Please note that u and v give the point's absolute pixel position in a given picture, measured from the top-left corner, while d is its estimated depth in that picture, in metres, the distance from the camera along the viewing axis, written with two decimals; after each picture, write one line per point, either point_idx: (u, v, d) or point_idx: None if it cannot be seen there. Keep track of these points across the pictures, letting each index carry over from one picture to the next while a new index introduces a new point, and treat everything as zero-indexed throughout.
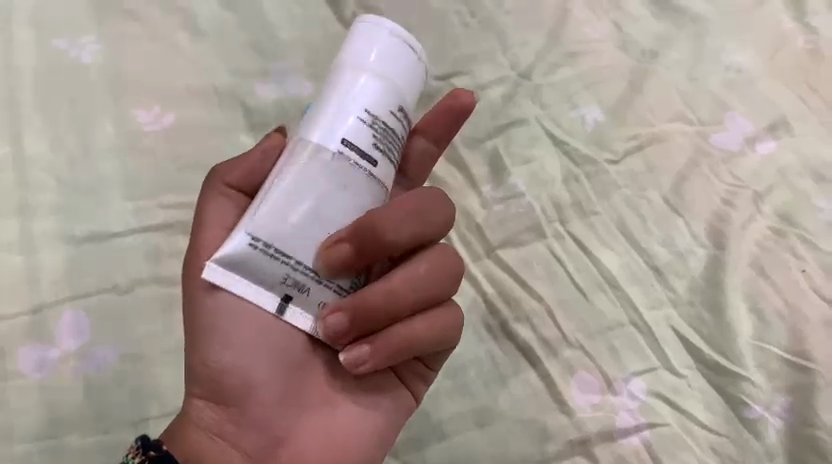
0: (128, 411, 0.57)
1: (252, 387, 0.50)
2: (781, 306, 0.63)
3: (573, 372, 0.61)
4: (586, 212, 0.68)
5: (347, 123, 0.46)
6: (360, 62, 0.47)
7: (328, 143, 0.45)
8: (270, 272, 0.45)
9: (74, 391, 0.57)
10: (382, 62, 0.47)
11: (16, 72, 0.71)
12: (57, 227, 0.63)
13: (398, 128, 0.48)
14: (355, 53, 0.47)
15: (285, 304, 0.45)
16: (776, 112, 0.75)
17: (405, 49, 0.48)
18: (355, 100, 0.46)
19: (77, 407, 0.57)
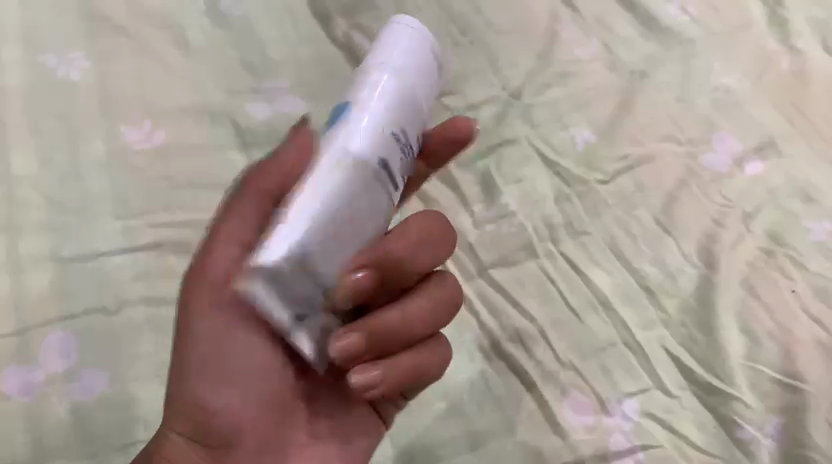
0: (115, 435, 0.56)
1: (239, 428, 0.50)
2: (771, 327, 0.63)
3: (566, 392, 0.60)
4: (577, 231, 0.68)
5: (387, 132, 0.42)
6: (394, 64, 0.44)
7: (369, 152, 0.41)
8: (294, 290, 0.40)
9: (60, 415, 0.56)
10: (414, 70, 0.45)
11: (4, 89, 0.70)
12: (45, 246, 0.62)
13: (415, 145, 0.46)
14: (388, 53, 0.44)
15: (298, 326, 0.41)
16: (762, 132, 0.75)
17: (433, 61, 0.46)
18: (394, 106, 0.43)
19: (64, 431, 0.55)
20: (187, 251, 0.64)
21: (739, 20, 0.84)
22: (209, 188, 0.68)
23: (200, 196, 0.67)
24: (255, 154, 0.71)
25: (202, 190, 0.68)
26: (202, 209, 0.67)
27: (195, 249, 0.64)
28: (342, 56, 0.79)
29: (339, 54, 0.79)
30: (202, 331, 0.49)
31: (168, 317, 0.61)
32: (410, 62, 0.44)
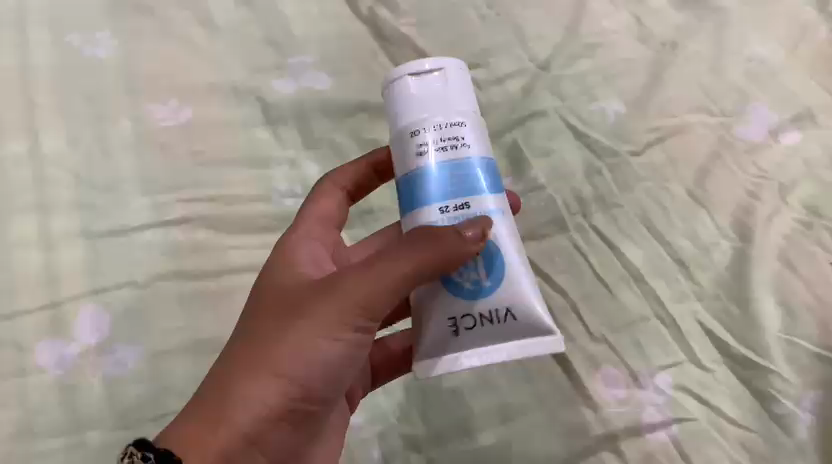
0: (147, 406, 0.56)
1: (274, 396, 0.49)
2: (809, 300, 0.62)
3: (598, 366, 0.60)
4: (608, 205, 0.67)
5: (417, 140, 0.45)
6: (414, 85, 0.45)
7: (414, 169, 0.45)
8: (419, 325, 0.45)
9: (94, 387, 0.56)
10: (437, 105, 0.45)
11: (32, 69, 0.71)
12: (76, 222, 0.63)
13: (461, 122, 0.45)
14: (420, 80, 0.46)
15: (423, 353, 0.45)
16: (798, 102, 0.73)
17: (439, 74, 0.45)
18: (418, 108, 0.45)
19: (98, 404, 0.56)
20: (215, 227, 0.64)
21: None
22: (236, 163, 0.68)
23: (227, 171, 0.67)
24: (282, 130, 0.71)
25: (228, 166, 0.68)
26: (230, 185, 0.67)
27: (223, 224, 0.64)
28: (366, 32, 0.78)
29: (364, 30, 0.78)
30: (317, 329, 0.45)
31: (198, 292, 0.61)
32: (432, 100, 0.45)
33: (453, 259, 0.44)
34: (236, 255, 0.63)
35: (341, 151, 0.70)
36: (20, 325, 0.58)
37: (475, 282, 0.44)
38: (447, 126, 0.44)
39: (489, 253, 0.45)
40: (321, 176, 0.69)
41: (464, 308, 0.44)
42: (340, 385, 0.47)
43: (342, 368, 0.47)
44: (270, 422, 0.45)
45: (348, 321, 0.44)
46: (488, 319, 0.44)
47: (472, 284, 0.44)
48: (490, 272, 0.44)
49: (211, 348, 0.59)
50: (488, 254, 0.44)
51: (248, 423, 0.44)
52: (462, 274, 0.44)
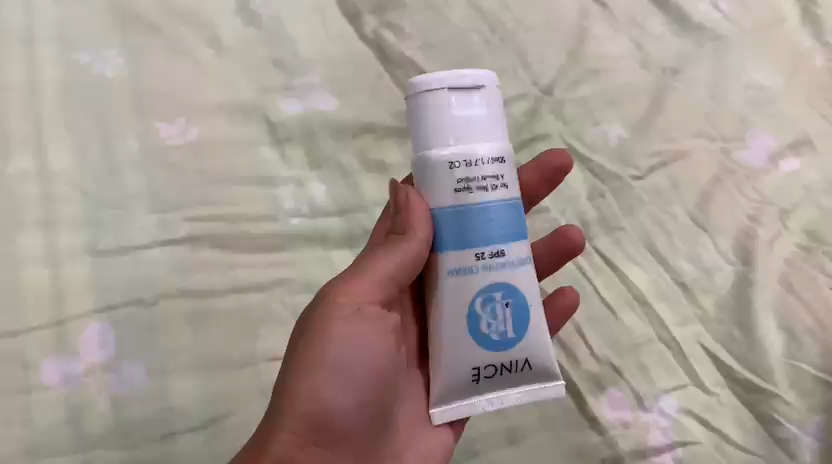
0: (153, 425, 0.56)
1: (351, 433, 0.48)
2: (811, 324, 0.62)
3: (603, 389, 0.60)
4: (612, 228, 0.68)
5: (446, 159, 0.47)
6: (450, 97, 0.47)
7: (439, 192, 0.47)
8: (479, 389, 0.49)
9: (100, 405, 0.56)
10: (458, 124, 0.47)
11: (39, 86, 0.71)
12: (82, 240, 0.63)
13: (487, 150, 0.47)
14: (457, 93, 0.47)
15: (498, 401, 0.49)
16: (797, 129, 0.75)
17: (470, 94, 0.47)
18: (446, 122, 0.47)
19: (105, 423, 0.55)
20: (222, 246, 0.64)
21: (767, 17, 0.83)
22: (242, 182, 0.68)
23: (233, 190, 0.67)
24: (288, 149, 0.71)
25: (235, 184, 0.68)
26: (236, 204, 0.67)
27: (230, 244, 0.64)
28: (371, 53, 0.79)
29: (368, 51, 0.79)
30: (319, 338, 0.48)
31: (204, 310, 0.61)
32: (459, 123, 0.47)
33: (488, 308, 0.48)
34: (243, 273, 0.63)
35: (347, 171, 0.71)
36: (24, 343, 0.57)
37: (501, 333, 0.48)
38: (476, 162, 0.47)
39: (516, 301, 0.48)
40: (327, 196, 0.69)
41: (487, 358, 0.48)
42: (363, 393, 0.49)
43: (360, 371, 0.48)
44: (305, 448, 0.47)
45: (342, 315, 0.49)
46: (508, 369, 0.49)
47: (499, 338, 0.48)
48: (515, 324, 0.48)
49: (216, 367, 0.59)
50: (516, 304, 0.48)
51: (283, 449, 0.46)
52: (494, 325, 0.48)
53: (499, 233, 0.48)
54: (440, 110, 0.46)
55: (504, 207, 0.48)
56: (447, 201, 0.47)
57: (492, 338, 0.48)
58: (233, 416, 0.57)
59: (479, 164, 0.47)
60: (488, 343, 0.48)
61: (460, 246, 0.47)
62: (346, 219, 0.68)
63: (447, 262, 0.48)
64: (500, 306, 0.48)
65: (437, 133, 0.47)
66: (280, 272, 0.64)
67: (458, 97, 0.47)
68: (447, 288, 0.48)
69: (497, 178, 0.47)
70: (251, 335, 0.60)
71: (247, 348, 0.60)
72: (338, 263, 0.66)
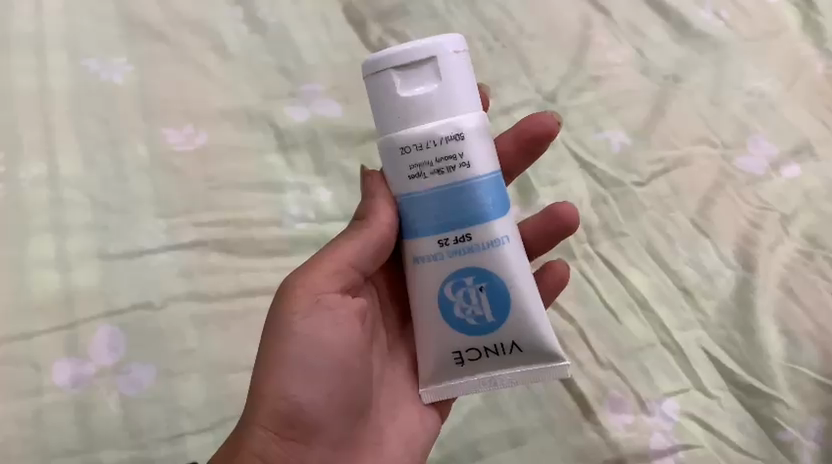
0: (161, 426, 0.55)
1: (323, 424, 0.50)
2: (811, 328, 0.62)
3: (605, 392, 0.60)
4: (614, 233, 0.68)
5: (398, 148, 0.50)
6: (399, 86, 0.49)
7: (399, 181, 0.51)
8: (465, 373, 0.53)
9: (110, 408, 0.55)
10: (409, 112, 0.49)
11: (50, 91, 0.73)
12: (91, 244, 0.63)
13: (440, 132, 0.49)
14: (409, 82, 0.49)
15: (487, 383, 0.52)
16: (797, 136, 0.76)
17: (418, 80, 0.49)
18: (394, 114, 0.49)
19: (114, 425, 0.54)
20: (232, 250, 0.64)
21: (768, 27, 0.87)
22: (248, 187, 0.69)
23: (240, 196, 0.68)
24: (294, 156, 0.72)
25: (241, 189, 0.69)
26: (243, 208, 0.67)
27: (239, 248, 0.64)
28: None
29: None
30: (280, 336, 0.50)
31: (212, 313, 0.60)
32: (408, 111, 0.49)
33: (460, 294, 0.51)
34: (252, 277, 0.62)
35: (353, 178, 0.71)
36: (36, 345, 0.56)
37: (479, 318, 0.51)
38: (428, 147, 0.49)
39: (491, 284, 0.51)
40: (333, 202, 0.70)
41: (468, 343, 0.51)
42: (331, 384, 0.50)
43: (322, 361, 0.50)
44: (276, 441, 0.48)
45: (300, 310, 0.51)
46: (493, 352, 0.51)
47: (477, 321, 0.51)
48: (492, 307, 0.51)
49: (224, 370, 0.57)
50: (492, 286, 0.51)
51: (261, 446, 0.48)
52: (469, 309, 0.51)
53: (461, 217, 0.50)
54: (390, 102, 0.49)
55: (465, 188, 0.50)
56: (408, 188, 0.51)
57: (469, 322, 0.51)
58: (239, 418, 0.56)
59: (432, 145, 0.49)
60: (466, 328, 0.51)
61: (426, 235, 0.51)
62: None
63: (416, 252, 0.52)
64: (473, 290, 0.51)
65: (393, 117, 0.49)
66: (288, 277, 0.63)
67: (410, 81, 0.49)
68: (420, 277, 0.52)
69: (452, 159, 0.49)
70: (258, 337, 0.59)
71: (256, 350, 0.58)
72: None
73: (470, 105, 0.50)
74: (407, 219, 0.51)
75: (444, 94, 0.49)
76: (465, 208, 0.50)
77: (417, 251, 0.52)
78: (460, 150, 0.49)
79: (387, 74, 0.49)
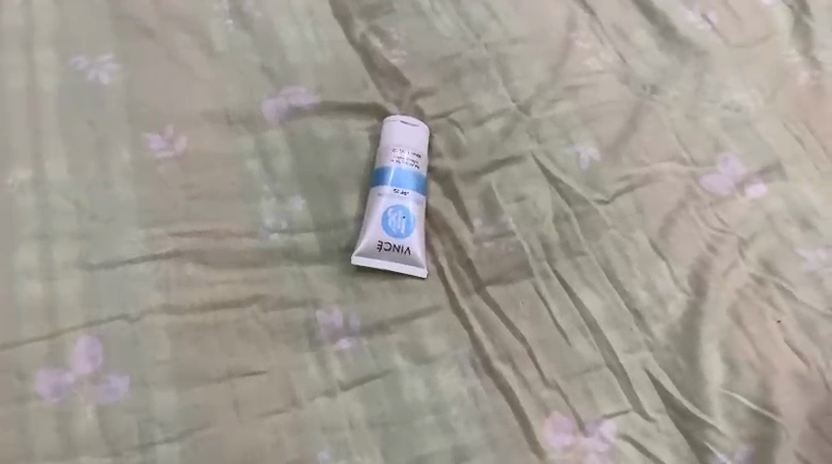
0: (133, 435, 0.58)
1: None
2: (752, 357, 0.65)
3: (547, 413, 0.62)
4: (573, 252, 0.71)
5: (374, 242, 0.70)
6: (367, 237, 0.70)
7: (366, 245, 0.70)
8: None
9: (87, 417, 0.58)
10: (373, 242, 0.70)
11: (37, 91, 0.75)
12: (76, 252, 0.66)
13: (392, 243, 0.70)
14: (370, 229, 0.70)
15: None
16: (770, 154, 0.77)
17: (371, 227, 0.70)
18: (370, 237, 0.70)
19: (92, 433, 0.58)
20: (205, 262, 0.67)
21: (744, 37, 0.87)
22: (227, 197, 0.71)
23: (219, 205, 0.71)
24: (271, 161, 0.74)
25: (220, 200, 0.71)
26: (219, 221, 0.70)
27: (212, 260, 0.67)
28: (358, 60, 0.83)
29: (356, 56, 0.83)
30: None
31: (186, 327, 0.63)
32: (374, 242, 0.70)
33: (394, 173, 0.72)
34: (225, 290, 0.66)
35: (329, 185, 0.74)
36: (22, 354, 0.60)
37: (410, 166, 0.73)
38: (388, 243, 0.70)
39: (410, 176, 0.73)
40: (306, 210, 0.72)
41: None
42: None
43: None
44: None
45: None
46: None
47: (407, 166, 0.73)
48: (411, 176, 0.73)
49: (195, 380, 0.61)
50: (410, 172, 0.73)
51: None
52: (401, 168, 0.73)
53: (400, 222, 0.70)
54: (364, 239, 0.70)
55: (397, 211, 0.71)
56: (366, 243, 0.70)
57: (404, 167, 0.73)
58: (206, 428, 0.59)
59: (394, 249, 0.70)
60: (403, 171, 0.73)
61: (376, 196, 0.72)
62: (321, 233, 0.71)
63: (377, 205, 0.71)
64: (403, 178, 0.72)
65: (365, 250, 0.69)
66: (255, 289, 0.66)
67: (368, 231, 0.70)
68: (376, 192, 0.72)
69: (400, 246, 0.70)
70: (225, 349, 0.63)
71: (222, 363, 0.62)
72: (312, 279, 0.68)
73: (416, 249, 0.70)
74: (365, 260, 0.69)
75: (400, 234, 0.70)
76: (406, 218, 0.71)
77: (371, 237, 0.70)
78: (405, 245, 0.70)
79: (358, 235, 0.71)
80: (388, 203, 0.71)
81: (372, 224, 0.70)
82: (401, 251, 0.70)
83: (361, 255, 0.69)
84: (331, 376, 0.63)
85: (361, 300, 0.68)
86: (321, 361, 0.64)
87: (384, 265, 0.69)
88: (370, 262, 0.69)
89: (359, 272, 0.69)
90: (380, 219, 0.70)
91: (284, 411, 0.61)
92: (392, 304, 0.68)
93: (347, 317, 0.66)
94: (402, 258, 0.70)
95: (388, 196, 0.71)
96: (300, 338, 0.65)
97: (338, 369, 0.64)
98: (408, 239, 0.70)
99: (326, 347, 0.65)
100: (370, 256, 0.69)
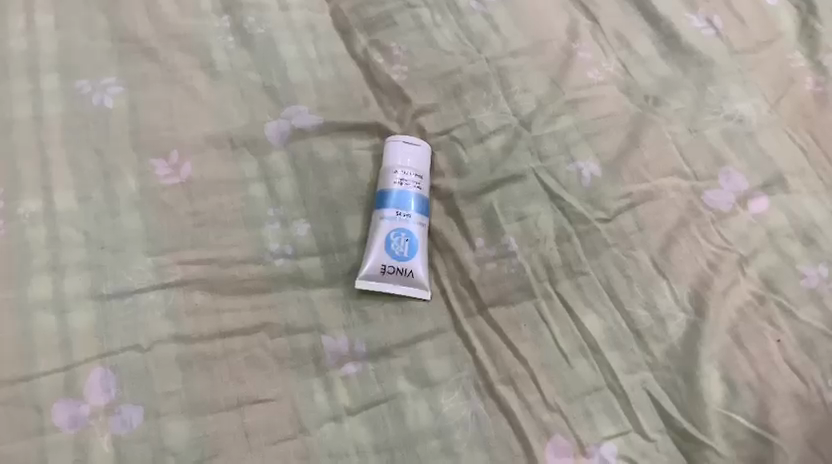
0: None
1: None
2: (750, 377, 0.66)
3: (549, 435, 0.64)
4: (574, 272, 0.72)
5: (378, 266, 0.71)
6: (371, 261, 0.71)
7: (370, 269, 0.71)
8: None
9: (103, 448, 0.60)
10: (377, 266, 0.71)
11: (44, 118, 0.76)
12: (87, 283, 0.68)
13: (396, 267, 0.71)
14: (374, 253, 0.71)
15: None
16: (772, 166, 0.77)
17: (375, 251, 0.71)
18: (374, 261, 0.71)
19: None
20: (213, 290, 0.69)
21: (749, 42, 0.86)
22: (233, 223, 0.73)
23: (225, 231, 0.72)
24: (276, 185, 0.75)
25: (226, 226, 0.72)
26: (226, 247, 0.71)
27: (220, 288, 0.69)
28: (360, 77, 0.83)
29: (358, 72, 0.84)
30: None
31: (195, 356, 0.65)
32: (378, 266, 0.71)
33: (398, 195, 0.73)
34: (233, 318, 0.68)
35: (333, 208, 0.75)
36: (38, 387, 0.62)
37: (413, 187, 0.74)
38: (392, 267, 0.71)
39: (413, 198, 0.73)
40: (311, 234, 0.73)
41: None
42: None
43: None
44: None
45: None
46: None
47: (410, 188, 0.74)
48: (414, 197, 0.73)
49: (206, 410, 0.63)
50: (413, 193, 0.74)
51: None
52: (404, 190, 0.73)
53: (404, 245, 0.71)
54: (368, 263, 0.71)
55: (401, 234, 0.72)
56: (371, 267, 0.71)
57: (407, 189, 0.74)
58: (217, 456, 0.61)
59: (398, 273, 0.71)
60: (406, 193, 0.73)
61: (379, 219, 0.72)
62: (326, 258, 0.72)
63: (381, 229, 0.72)
64: (407, 201, 0.73)
65: (370, 274, 0.71)
66: (262, 316, 0.68)
67: (372, 256, 0.71)
68: (379, 215, 0.73)
69: (404, 270, 0.71)
70: (234, 377, 0.65)
71: (231, 392, 0.64)
72: (318, 304, 0.70)
73: (420, 272, 0.71)
74: (370, 284, 0.70)
75: (404, 258, 0.71)
76: (410, 241, 0.72)
77: (376, 261, 0.71)
78: (409, 269, 0.71)
79: (363, 259, 0.72)
80: (391, 226, 0.72)
81: (376, 248, 0.71)
82: (406, 274, 0.71)
83: (366, 279, 0.70)
84: (338, 401, 0.65)
85: (366, 325, 0.69)
86: (328, 387, 0.66)
87: (389, 289, 0.70)
88: (375, 286, 0.70)
89: (363, 296, 0.71)
90: (384, 242, 0.71)
91: (292, 439, 0.63)
92: (396, 328, 0.69)
93: (352, 343, 0.68)
94: (407, 281, 0.71)
95: (391, 219, 0.72)
96: (307, 364, 0.66)
97: (344, 395, 0.65)
98: (412, 262, 0.71)
99: (332, 372, 0.66)
100: (375, 280, 0.71)
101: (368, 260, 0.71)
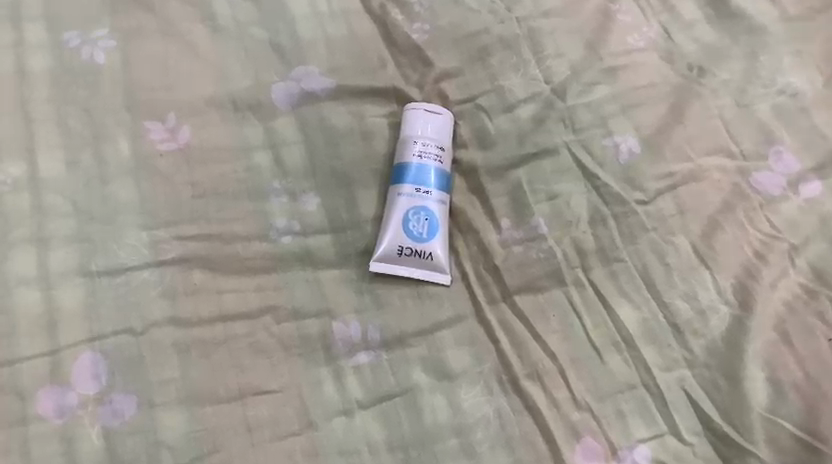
0: (140, 461, 0.55)
1: None
2: (798, 379, 0.61)
3: (577, 437, 0.59)
4: (609, 258, 0.66)
5: (394, 247, 0.65)
6: (387, 241, 0.65)
7: (385, 250, 0.65)
8: None
9: (91, 441, 0.55)
10: (393, 247, 0.65)
11: (28, 73, 0.69)
12: (75, 258, 0.61)
13: (413, 248, 0.65)
14: (390, 233, 0.65)
15: None
16: (827, 147, 0.71)
17: (390, 230, 0.65)
18: (390, 242, 0.65)
19: (96, 459, 0.55)
20: (213, 268, 0.63)
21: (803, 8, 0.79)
22: (235, 195, 0.66)
23: (227, 204, 0.66)
24: (283, 154, 0.69)
25: (228, 198, 0.66)
26: (227, 221, 0.65)
27: (221, 266, 0.63)
28: (377, 35, 0.76)
29: (374, 31, 0.76)
30: None
31: (193, 341, 0.60)
32: (393, 247, 0.65)
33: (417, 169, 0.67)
34: (235, 300, 0.62)
35: (345, 181, 0.68)
36: (21, 373, 0.57)
37: (434, 160, 0.67)
38: (409, 248, 0.65)
39: (433, 173, 0.67)
40: (321, 209, 0.67)
41: None
42: None
43: None
44: None
45: None
46: None
47: (430, 161, 0.67)
48: (435, 172, 0.67)
49: (204, 401, 0.58)
50: (434, 167, 0.67)
51: None
52: (423, 164, 0.67)
53: (422, 224, 0.65)
54: (384, 243, 0.65)
55: (419, 213, 0.66)
56: (386, 247, 0.65)
57: (428, 162, 0.67)
58: (216, 452, 0.56)
59: (416, 255, 0.65)
60: (426, 167, 0.67)
61: (396, 195, 0.66)
62: (337, 235, 0.66)
63: (398, 206, 0.66)
64: (426, 176, 0.67)
65: (385, 255, 0.65)
66: (266, 299, 0.62)
67: (388, 235, 0.65)
68: (396, 191, 0.66)
69: (423, 251, 0.65)
70: (236, 365, 0.59)
71: (232, 382, 0.59)
72: (327, 286, 0.64)
73: (440, 255, 0.65)
74: (385, 266, 0.65)
75: (422, 238, 0.65)
76: (429, 220, 0.66)
77: (391, 241, 0.65)
78: (428, 250, 0.65)
79: (378, 238, 0.66)
80: (408, 204, 0.66)
81: (392, 226, 0.65)
82: (424, 256, 0.65)
83: (380, 261, 0.65)
84: (349, 394, 0.59)
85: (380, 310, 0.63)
86: (338, 378, 0.60)
87: (405, 272, 0.65)
88: (391, 268, 0.65)
89: (377, 278, 0.65)
90: (400, 221, 0.65)
91: (298, 434, 0.57)
92: (413, 315, 0.63)
93: (365, 330, 0.62)
94: (425, 264, 0.65)
95: (408, 195, 0.66)
96: (316, 353, 0.61)
97: (355, 387, 0.60)
98: (432, 243, 0.65)
99: (342, 362, 0.61)
100: (391, 262, 0.65)
101: (384, 241, 0.65)
